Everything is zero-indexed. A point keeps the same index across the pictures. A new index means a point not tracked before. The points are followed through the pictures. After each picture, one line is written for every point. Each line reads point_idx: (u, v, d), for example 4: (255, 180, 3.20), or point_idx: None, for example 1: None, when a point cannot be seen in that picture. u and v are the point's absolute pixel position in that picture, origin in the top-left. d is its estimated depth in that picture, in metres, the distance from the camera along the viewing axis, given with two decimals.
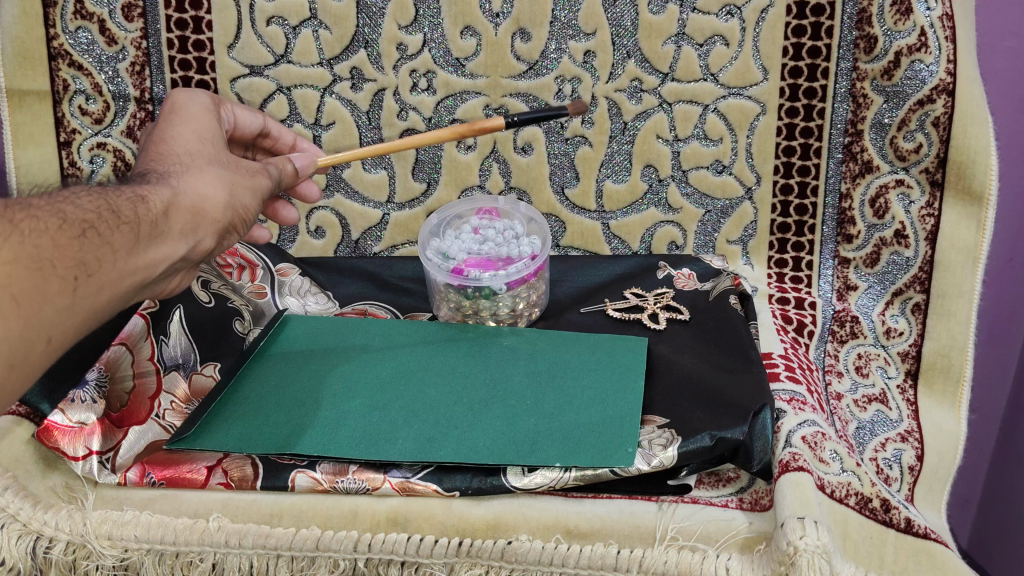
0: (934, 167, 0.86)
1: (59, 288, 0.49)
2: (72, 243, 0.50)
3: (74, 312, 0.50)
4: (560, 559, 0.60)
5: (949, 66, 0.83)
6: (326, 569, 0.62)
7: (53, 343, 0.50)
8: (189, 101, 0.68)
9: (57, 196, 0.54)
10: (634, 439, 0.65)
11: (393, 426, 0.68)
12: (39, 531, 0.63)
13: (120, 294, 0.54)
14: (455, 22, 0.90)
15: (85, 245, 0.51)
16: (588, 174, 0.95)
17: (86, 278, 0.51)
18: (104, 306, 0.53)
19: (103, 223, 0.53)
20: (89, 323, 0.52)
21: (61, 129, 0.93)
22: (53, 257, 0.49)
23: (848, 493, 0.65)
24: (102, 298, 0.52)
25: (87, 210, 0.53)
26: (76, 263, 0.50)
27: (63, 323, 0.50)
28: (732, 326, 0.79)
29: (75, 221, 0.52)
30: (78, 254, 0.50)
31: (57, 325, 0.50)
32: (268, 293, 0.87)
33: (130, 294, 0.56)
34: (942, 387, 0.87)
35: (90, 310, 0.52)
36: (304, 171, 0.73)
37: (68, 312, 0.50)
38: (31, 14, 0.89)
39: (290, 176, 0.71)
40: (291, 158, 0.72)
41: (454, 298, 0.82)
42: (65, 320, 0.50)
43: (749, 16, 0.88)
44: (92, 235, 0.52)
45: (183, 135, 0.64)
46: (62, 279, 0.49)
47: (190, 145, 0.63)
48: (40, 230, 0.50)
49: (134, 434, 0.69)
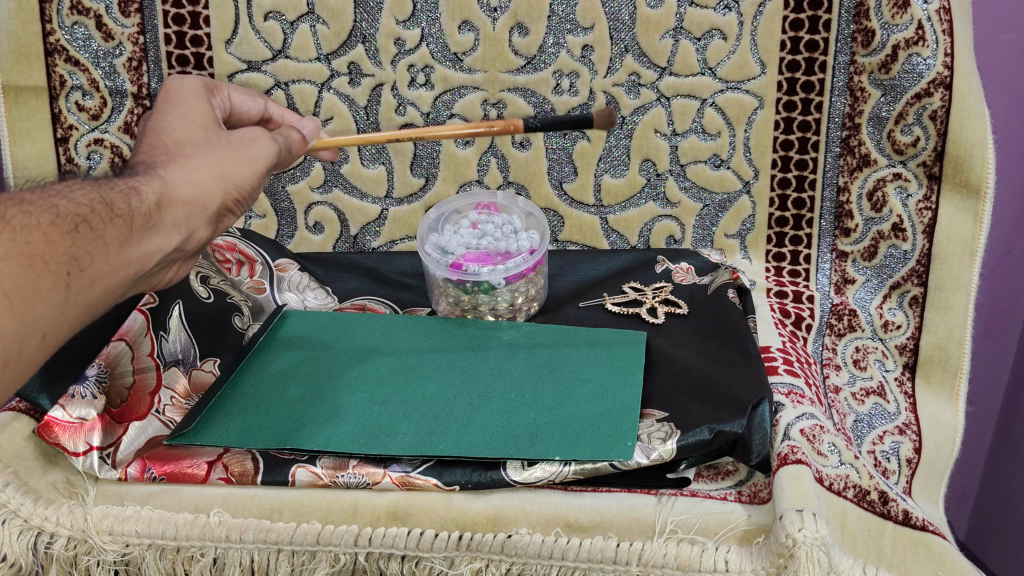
0: (932, 160, 0.87)
1: (51, 284, 0.49)
2: (65, 238, 0.51)
3: (69, 308, 0.50)
4: (560, 553, 0.61)
5: (946, 59, 0.83)
6: (325, 563, 0.63)
7: (48, 339, 0.50)
8: (182, 87, 0.67)
9: (51, 189, 0.54)
10: (633, 432, 0.66)
11: (393, 420, 0.68)
12: (40, 526, 0.63)
13: (114, 286, 0.54)
14: (453, 16, 0.90)
15: (78, 240, 0.51)
16: (587, 169, 0.95)
17: (79, 273, 0.51)
18: (97, 299, 0.53)
19: (96, 217, 0.53)
20: (82, 317, 0.52)
21: (58, 125, 0.92)
22: (45, 252, 0.49)
23: (847, 486, 0.66)
24: (96, 291, 0.52)
25: (81, 204, 0.53)
26: (69, 259, 0.50)
27: (59, 319, 0.50)
28: (730, 320, 0.80)
29: (68, 216, 0.52)
30: (71, 249, 0.51)
31: (51, 321, 0.50)
32: (268, 289, 0.87)
33: (125, 286, 0.56)
34: (940, 380, 0.87)
35: (84, 301, 0.52)
36: (311, 138, 0.72)
37: (62, 309, 0.50)
38: (27, 10, 0.88)
39: (297, 143, 0.70)
40: (297, 124, 0.71)
41: (453, 293, 0.82)
42: (61, 315, 0.50)
43: (746, 9, 0.88)
44: (85, 229, 0.52)
45: (173, 122, 0.63)
46: (54, 275, 0.49)
47: (185, 130, 0.63)
48: (33, 226, 0.50)
49: (134, 430, 0.69)
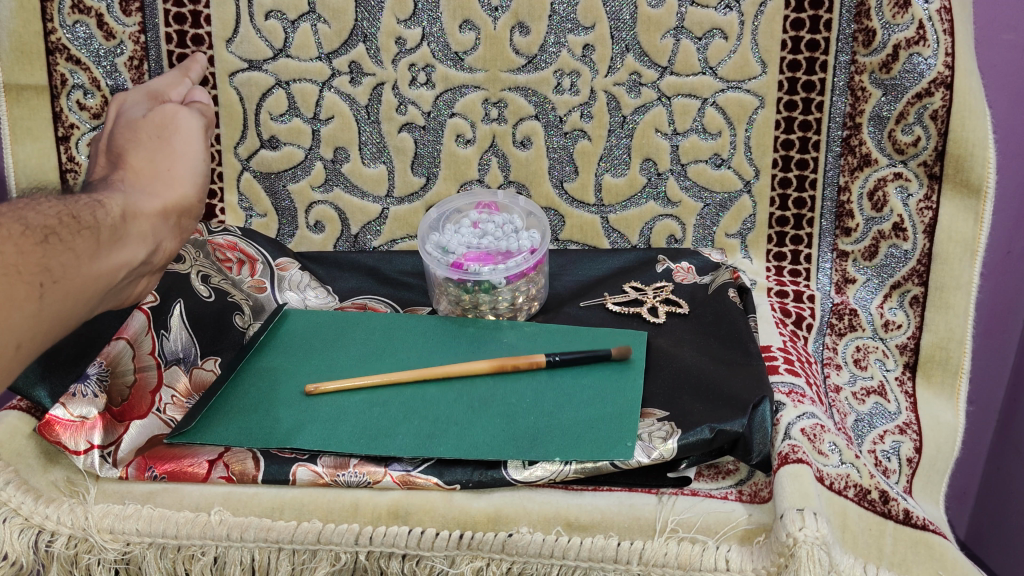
0: (933, 160, 0.87)
1: (26, 294, 0.51)
2: (37, 249, 0.53)
3: (42, 318, 0.52)
4: (561, 551, 0.61)
5: (947, 59, 0.83)
6: (326, 562, 0.63)
7: (21, 350, 0.51)
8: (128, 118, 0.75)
9: (19, 205, 0.57)
10: (634, 432, 0.66)
11: (393, 421, 0.68)
12: (41, 525, 0.63)
13: (89, 299, 0.57)
14: (454, 15, 0.90)
15: (49, 251, 0.54)
16: (587, 168, 0.95)
17: (51, 284, 0.53)
18: (70, 312, 0.55)
19: (64, 229, 0.56)
20: (57, 330, 0.54)
21: (60, 124, 0.92)
22: (19, 264, 0.51)
23: (848, 485, 0.66)
24: (69, 303, 0.54)
25: (49, 216, 0.56)
26: (42, 270, 0.52)
27: (31, 329, 0.51)
28: (731, 319, 0.80)
29: (38, 228, 0.54)
30: (43, 260, 0.53)
31: (26, 332, 0.51)
32: (268, 288, 0.87)
33: (98, 300, 0.59)
34: (941, 379, 0.87)
35: (59, 311, 0.54)
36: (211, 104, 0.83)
37: (36, 319, 0.52)
38: (29, 8, 0.88)
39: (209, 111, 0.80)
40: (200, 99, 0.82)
41: (454, 292, 0.82)
42: (33, 326, 0.51)
43: (747, 9, 0.88)
44: (54, 240, 0.54)
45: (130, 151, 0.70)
46: (28, 285, 0.51)
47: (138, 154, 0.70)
48: (5, 238, 0.52)
49: (135, 428, 0.69)
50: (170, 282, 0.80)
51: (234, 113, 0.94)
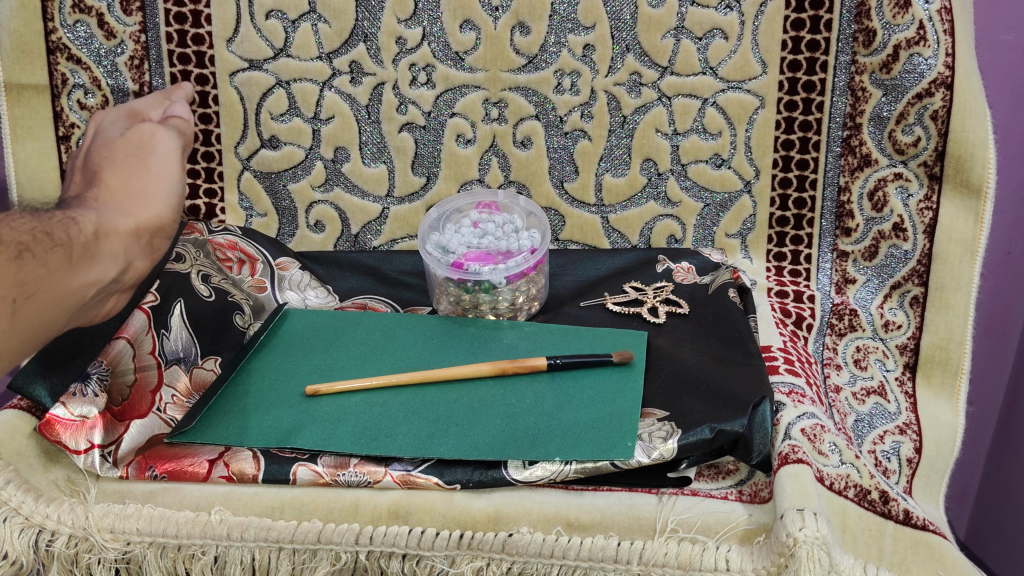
0: (933, 160, 0.87)
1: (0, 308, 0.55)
2: (11, 264, 0.56)
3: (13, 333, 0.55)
4: (561, 551, 0.61)
5: (947, 59, 0.83)
6: (326, 562, 0.63)
7: None
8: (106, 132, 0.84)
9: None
10: (634, 432, 0.66)
11: (393, 421, 0.68)
12: (41, 524, 0.63)
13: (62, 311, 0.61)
14: (455, 15, 0.90)
15: (24, 266, 0.57)
16: (588, 168, 0.95)
17: (24, 299, 0.56)
18: (42, 326, 0.59)
19: (37, 245, 0.59)
20: (27, 344, 0.58)
21: (60, 123, 0.92)
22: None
23: (848, 485, 0.66)
24: (40, 316, 0.58)
25: (23, 233, 0.59)
26: (15, 286, 0.56)
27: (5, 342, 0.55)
28: (731, 319, 0.80)
29: (12, 244, 0.58)
30: (18, 275, 0.56)
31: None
32: (268, 287, 0.88)
33: (68, 315, 0.62)
34: (941, 380, 0.87)
35: (33, 325, 0.57)
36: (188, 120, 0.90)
37: (7, 332, 0.55)
38: (29, 8, 0.88)
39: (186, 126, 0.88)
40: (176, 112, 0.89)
41: (454, 292, 0.82)
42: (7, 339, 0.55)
43: (748, 9, 0.88)
44: (27, 256, 0.58)
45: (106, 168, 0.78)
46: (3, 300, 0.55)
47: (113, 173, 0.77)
48: None
49: (136, 427, 0.69)
50: (171, 281, 0.79)
51: (234, 113, 0.94)
